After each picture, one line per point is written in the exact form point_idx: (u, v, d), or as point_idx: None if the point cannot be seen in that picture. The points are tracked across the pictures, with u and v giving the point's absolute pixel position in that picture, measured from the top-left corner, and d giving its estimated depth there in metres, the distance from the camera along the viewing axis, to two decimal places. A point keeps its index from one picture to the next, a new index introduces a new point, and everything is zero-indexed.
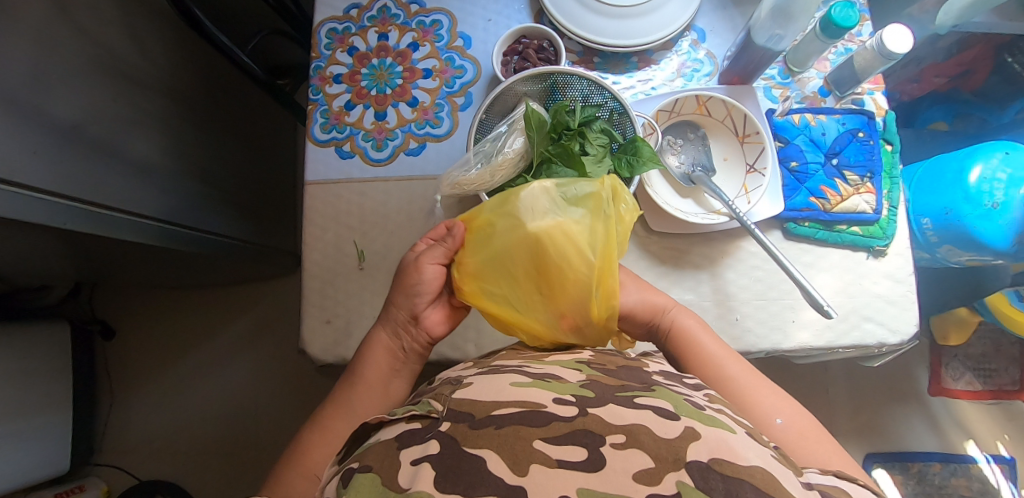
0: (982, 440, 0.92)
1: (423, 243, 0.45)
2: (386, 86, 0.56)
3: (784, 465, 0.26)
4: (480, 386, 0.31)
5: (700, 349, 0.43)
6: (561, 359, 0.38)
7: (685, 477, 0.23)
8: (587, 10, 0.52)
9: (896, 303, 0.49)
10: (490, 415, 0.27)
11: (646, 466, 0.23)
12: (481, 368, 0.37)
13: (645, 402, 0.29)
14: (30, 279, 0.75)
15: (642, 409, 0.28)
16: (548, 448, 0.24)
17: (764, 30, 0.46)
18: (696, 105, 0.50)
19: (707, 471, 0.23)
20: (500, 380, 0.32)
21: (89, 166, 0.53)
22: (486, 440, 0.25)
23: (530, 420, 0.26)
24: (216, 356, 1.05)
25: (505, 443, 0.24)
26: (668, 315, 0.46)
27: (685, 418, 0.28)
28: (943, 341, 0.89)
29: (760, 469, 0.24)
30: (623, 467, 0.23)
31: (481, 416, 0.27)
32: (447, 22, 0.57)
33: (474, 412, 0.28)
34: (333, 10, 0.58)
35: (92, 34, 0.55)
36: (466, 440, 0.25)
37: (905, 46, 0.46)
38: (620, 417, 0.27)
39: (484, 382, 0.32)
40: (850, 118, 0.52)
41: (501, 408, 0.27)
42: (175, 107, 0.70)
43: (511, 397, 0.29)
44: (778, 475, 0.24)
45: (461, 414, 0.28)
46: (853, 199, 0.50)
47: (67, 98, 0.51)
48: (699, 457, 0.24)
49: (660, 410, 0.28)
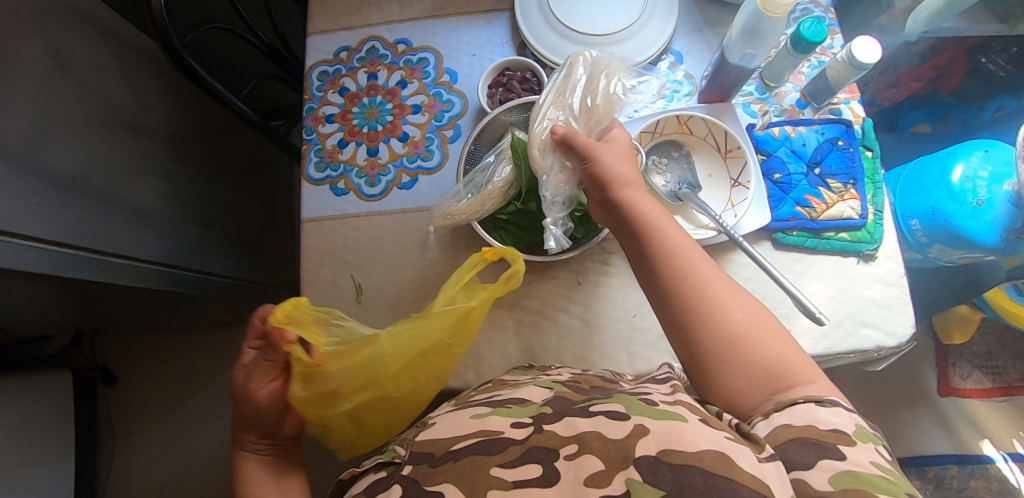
0: (997, 440, 0.90)
1: (251, 349, 0.43)
2: (377, 123, 0.57)
3: (740, 444, 0.26)
4: (443, 423, 0.34)
5: (666, 238, 0.37)
6: (536, 382, 0.39)
7: (633, 473, 0.24)
8: (566, 41, 0.55)
9: (891, 306, 0.49)
10: (449, 450, 0.29)
11: (597, 468, 0.25)
12: (454, 405, 0.38)
13: (599, 408, 0.30)
14: (31, 328, 0.76)
15: (595, 416, 0.29)
16: (504, 472, 0.26)
17: (737, 51, 0.47)
18: (677, 124, 0.51)
19: (657, 464, 0.24)
20: (463, 414, 0.34)
21: (93, 215, 0.55)
22: (445, 475, 0.27)
23: (487, 448, 0.28)
24: (220, 397, 1.05)
25: (464, 472, 0.27)
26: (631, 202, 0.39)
27: (635, 416, 0.28)
28: (947, 340, 0.90)
29: (711, 451, 0.24)
30: (575, 476, 0.26)
31: (441, 452, 0.30)
32: (433, 59, 0.59)
33: (434, 451, 0.30)
34: (324, 54, 0.60)
35: (90, 90, 0.57)
36: (426, 478, 0.28)
37: (873, 55, 0.47)
38: (572, 428, 0.28)
39: (447, 420, 0.34)
40: (829, 127, 0.54)
41: (460, 442, 0.30)
42: (173, 153, 0.71)
43: (469, 429, 0.31)
44: (731, 454, 0.24)
45: (422, 456, 0.30)
46: (838, 206, 0.51)
47: (69, 152, 0.53)
48: (648, 451, 0.25)
49: (612, 413, 0.29)
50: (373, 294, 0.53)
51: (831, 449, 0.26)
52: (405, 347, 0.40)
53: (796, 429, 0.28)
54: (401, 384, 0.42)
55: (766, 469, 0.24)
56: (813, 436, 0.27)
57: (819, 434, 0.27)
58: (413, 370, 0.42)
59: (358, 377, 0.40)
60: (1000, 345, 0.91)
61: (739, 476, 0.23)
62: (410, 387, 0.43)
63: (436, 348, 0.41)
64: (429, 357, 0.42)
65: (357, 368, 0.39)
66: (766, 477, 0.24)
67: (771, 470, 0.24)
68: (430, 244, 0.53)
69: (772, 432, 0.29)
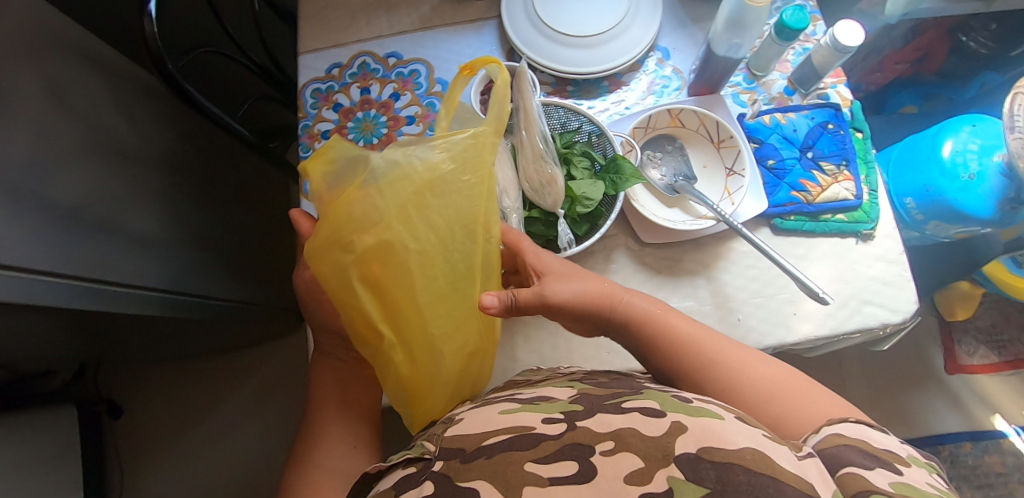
0: (1007, 413, 0.90)
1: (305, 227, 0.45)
2: (372, 137, 0.58)
3: (777, 441, 0.27)
4: (471, 420, 0.34)
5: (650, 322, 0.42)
6: (555, 380, 0.39)
7: (674, 471, 0.24)
8: (554, 44, 0.56)
9: (893, 284, 0.49)
10: (480, 447, 0.29)
11: (636, 466, 0.25)
12: (477, 403, 0.39)
13: (632, 405, 0.31)
14: (35, 363, 0.75)
15: (629, 413, 0.30)
16: (539, 468, 0.26)
17: (723, 42, 0.48)
18: (669, 118, 0.52)
19: (697, 461, 0.25)
20: (489, 411, 0.34)
21: (94, 244, 0.55)
22: (479, 472, 0.27)
23: (518, 444, 0.28)
24: (227, 421, 1.04)
25: (496, 470, 0.27)
26: (619, 300, 0.42)
27: (671, 414, 0.29)
28: (951, 317, 0.90)
29: (751, 450, 0.25)
30: (614, 473, 0.25)
31: (472, 448, 0.30)
32: (424, 70, 0.60)
33: (465, 446, 0.30)
34: (316, 72, 0.61)
35: (85, 121, 0.58)
36: (459, 474, 0.28)
37: (858, 38, 0.49)
38: (606, 425, 0.29)
39: (474, 416, 0.35)
40: (818, 112, 0.55)
41: (491, 438, 0.30)
42: (170, 179, 0.72)
43: (500, 426, 0.31)
44: (770, 453, 0.25)
45: (453, 452, 0.30)
46: (833, 188, 0.52)
47: (67, 184, 0.53)
48: (687, 449, 0.25)
49: (646, 411, 0.30)
50: None
51: (889, 464, 0.27)
52: (412, 178, 0.34)
53: (850, 437, 0.29)
54: (415, 230, 0.35)
55: (804, 463, 0.25)
56: (870, 449, 0.28)
57: (875, 449, 0.28)
58: (426, 211, 0.35)
59: (367, 219, 0.34)
60: (1005, 318, 0.92)
61: (780, 474, 0.24)
62: (430, 240, 0.35)
63: (447, 184, 0.35)
64: (444, 201, 0.35)
65: (364, 202, 0.34)
66: (808, 475, 0.24)
67: (811, 468, 0.25)
68: None
69: (822, 437, 0.30)
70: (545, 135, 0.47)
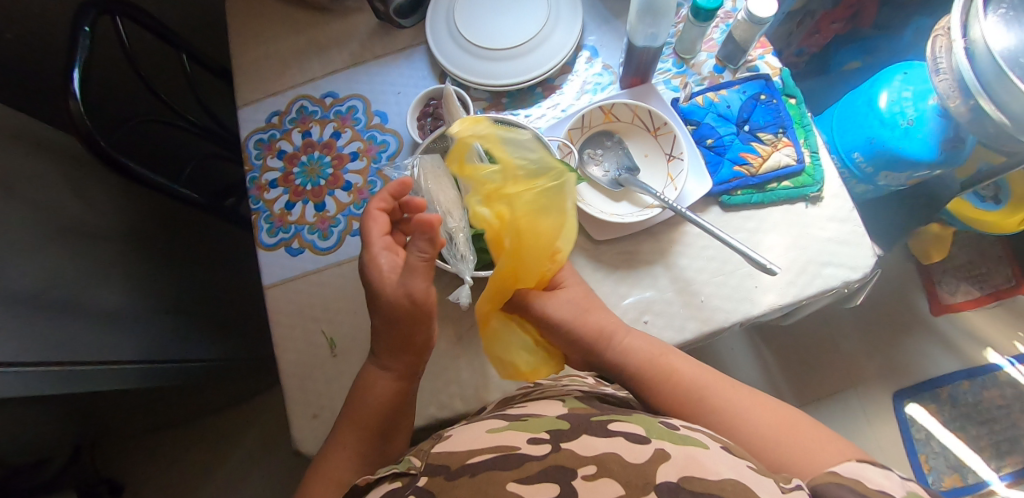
0: (999, 345, 0.90)
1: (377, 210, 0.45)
2: (319, 178, 0.58)
3: (761, 474, 0.28)
4: (459, 437, 0.34)
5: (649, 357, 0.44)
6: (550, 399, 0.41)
7: None
8: (482, 60, 0.56)
9: (848, 241, 0.50)
10: (465, 464, 0.29)
11: (616, 493, 0.25)
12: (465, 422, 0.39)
13: (617, 429, 0.32)
14: (25, 456, 0.74)
15: (614, 438, 0.30)
16: (521, 488, 0.26)
17: (641, 32, 0.49)
18: (602, 115, 0.53)
19: (677, 490, 0.25)
20: (477, 428, 0.34)
21: (60, 327, 0.54)
22: (462, 489, 0.27)
23: (502, 464, 0.28)
24: (233, 480, 1.03)
25: (479, 487, 0.26)
26: (617, 339, 0.46)
27: (656, 441, 0.30)
28: (927, 259, 0.91)
29: (732, 481, 0.26)
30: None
31: (457, 466, 0.29)
32: (361, 105, 0.60)
33: (450, 463, 0.30)
34: (256, 123, 0.61)
35: (33, 207, 0.57)
36: (442, 491, 0.27)
37: (768, 9, 0.49)
38: (590, 449, 0.29)
39: (461, 433, 0.34)
40: (749, 85, 0.55)
41: (476, 456, 0.30)
42: (131, 250, 0.71)
43: (485, 444, 0.31)
44: (749, 483, 0.26)
45: (438, 468, 0.30)
46: (774, 157, 0.52)
47: (24, 273, 0.53)
48: (668, 478, 0.26)
49: (631, 436, 0.31)
50: (347, 344, 0.53)
51: None
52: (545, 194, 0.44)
53: (841, 477, 0.30)
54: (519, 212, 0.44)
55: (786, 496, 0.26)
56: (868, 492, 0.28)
57: (864, 488, 0.29)
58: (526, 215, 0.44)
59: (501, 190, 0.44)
60: (980, 253, 0.93)
61: None
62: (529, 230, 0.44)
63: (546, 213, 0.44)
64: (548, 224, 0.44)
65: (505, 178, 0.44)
66: None
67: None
68: None
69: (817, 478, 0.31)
70: (479, 154, 0.48)
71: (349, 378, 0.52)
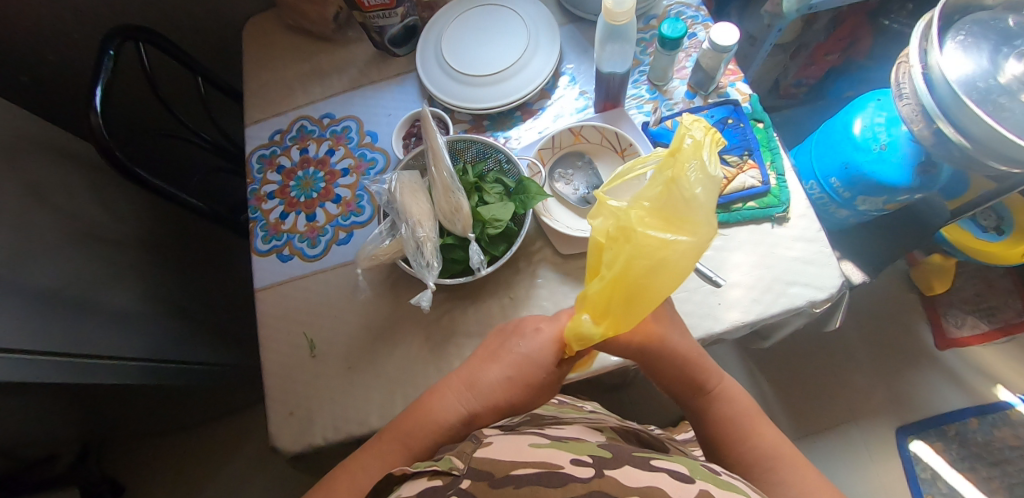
0: (1010, 382, 0.86)
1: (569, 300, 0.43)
2: (312, 191, 0.63)
3: None
4: (502, 445, 0.30)
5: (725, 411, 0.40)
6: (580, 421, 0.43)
7: None
8: (466, 86, 0.61)
9: (815, 261, 0.50)
10: (510, 474, 0.26)
11: None
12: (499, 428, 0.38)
13: (660, 464, 0.29)
14: (36, 449, 0.78)
15: (658, 472, 0.27)
16: None
17: (607, 59, 0.52)
18: (572, 136, 0.56)
19: None
20: (520, 441, 0.31)
21: (73, 322, 0.59)
22: None
23: (548, 481, 0.25)
24: (228, 486, 1.05)
25: None
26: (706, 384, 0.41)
27: (700, 481, 0.28)
28: (930, 291, 0.90)
29: None
30: None
31: (502, 474, 0.26)
32: (355, 125, 0.65)
33: (495, 471, 0.26)
34: (260, 140, 0.67)
35: (60, 212, 0.63)
36: None
37: (731, 38, 0.52)
38: (635, 479, 0.26)
39: (503, 441, 0.31)
40: (717, 109, 0.57)
41: (521, 468, 0.26)
42: (144, 255, 0.77)
43: (529, 458, 0.28)
44: None
45: (482, 473, 0.26)
46: (739, 178, 0.54)
47: (44, 271, 0.58)
48: None
49: (676, 473, 0.28)
50: (326, 347, 0.55)
51: None
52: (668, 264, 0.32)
53: None
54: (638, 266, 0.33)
55: None
56: None
57: None
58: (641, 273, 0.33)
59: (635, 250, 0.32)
60: (987, 286, 0.90)
61: None
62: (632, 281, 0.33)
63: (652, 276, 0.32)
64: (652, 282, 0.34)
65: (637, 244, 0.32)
66: None
67: None
68: (362, 287, 0.57)
69: None
70: (452, 171, 0.51)
71: (326, 379, 0.54)
